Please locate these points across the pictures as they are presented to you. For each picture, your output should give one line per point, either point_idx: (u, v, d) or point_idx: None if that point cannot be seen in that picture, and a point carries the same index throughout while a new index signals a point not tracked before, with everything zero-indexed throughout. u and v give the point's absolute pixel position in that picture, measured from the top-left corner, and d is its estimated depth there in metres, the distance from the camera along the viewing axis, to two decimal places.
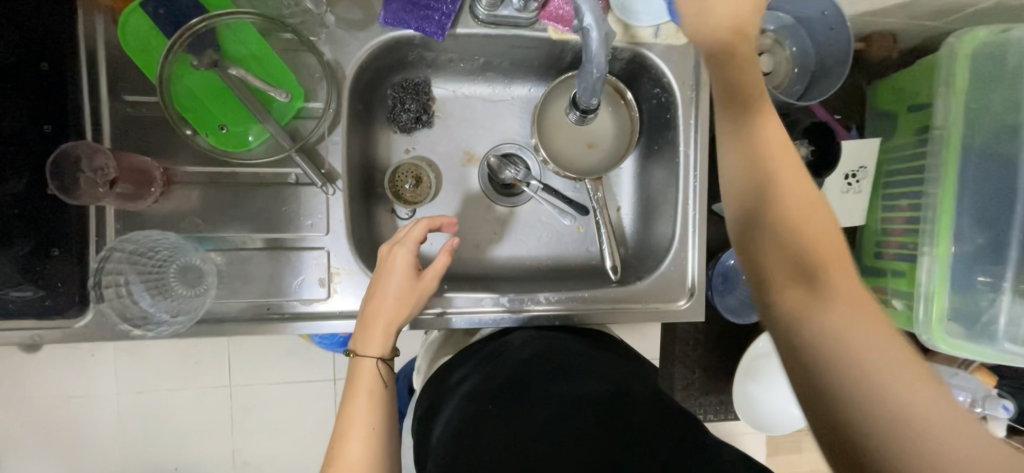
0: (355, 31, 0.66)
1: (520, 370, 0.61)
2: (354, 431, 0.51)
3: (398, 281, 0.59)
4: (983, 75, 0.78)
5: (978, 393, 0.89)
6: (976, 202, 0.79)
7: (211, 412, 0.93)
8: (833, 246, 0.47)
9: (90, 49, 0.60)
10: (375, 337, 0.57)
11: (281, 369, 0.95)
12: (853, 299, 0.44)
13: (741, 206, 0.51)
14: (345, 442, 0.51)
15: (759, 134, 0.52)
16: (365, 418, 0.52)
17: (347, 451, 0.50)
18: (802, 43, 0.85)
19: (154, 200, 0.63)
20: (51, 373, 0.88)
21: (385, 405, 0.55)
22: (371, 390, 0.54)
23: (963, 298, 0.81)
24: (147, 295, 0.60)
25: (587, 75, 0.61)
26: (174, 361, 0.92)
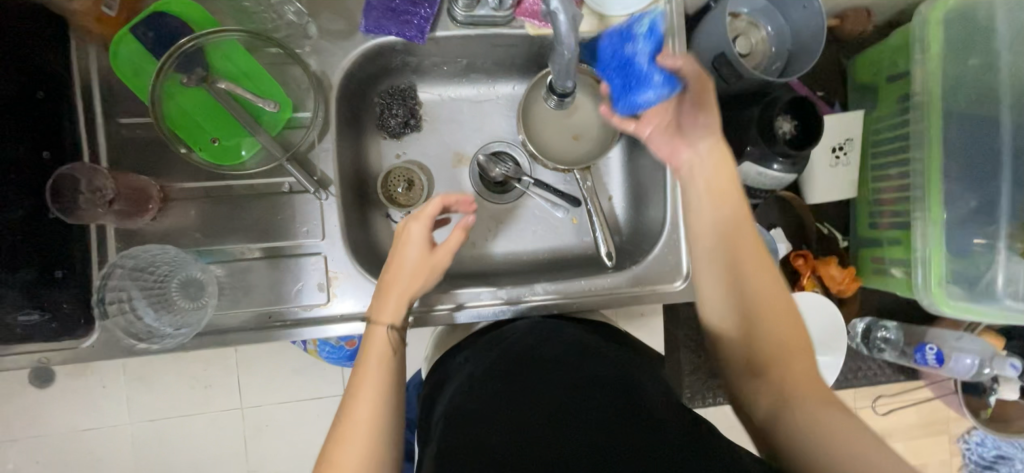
0: (339, 41, 0.68)
1: (525, 354, 0.62)
2: (363, 394, 0.53)
3: (413, 253, 0.62)
4: (959, 38, 0.79)
5: (985, 354, 0.89)
6: (965, 163, 0.79)
7: (223, 435, 0.93)
8: (797, 341, 0.54)
9: (84, 77, 0.62)
10: (391, 303, 0.60)
11: (291, 388, 0.95)
12: (806, 386, 0.51)
13: (720, 315, 0.56)
14: (356, 402, 0.53)
15: (730, 231, 0.57)
16: (376, 384, 0.54)
17: (355, 412, 0.52)
18: (776, 23, 0.87)
19: (152, 218, 0.65)
20: (64, 406, 0.89)
21: (395, 373, 0.56)
22: (383, 357, 0.56)
23: (961, 260, 0.80)
24: (150, 310, 0.61)
25: (559, 59, 0.59)
26: (183, 387, 0.92)
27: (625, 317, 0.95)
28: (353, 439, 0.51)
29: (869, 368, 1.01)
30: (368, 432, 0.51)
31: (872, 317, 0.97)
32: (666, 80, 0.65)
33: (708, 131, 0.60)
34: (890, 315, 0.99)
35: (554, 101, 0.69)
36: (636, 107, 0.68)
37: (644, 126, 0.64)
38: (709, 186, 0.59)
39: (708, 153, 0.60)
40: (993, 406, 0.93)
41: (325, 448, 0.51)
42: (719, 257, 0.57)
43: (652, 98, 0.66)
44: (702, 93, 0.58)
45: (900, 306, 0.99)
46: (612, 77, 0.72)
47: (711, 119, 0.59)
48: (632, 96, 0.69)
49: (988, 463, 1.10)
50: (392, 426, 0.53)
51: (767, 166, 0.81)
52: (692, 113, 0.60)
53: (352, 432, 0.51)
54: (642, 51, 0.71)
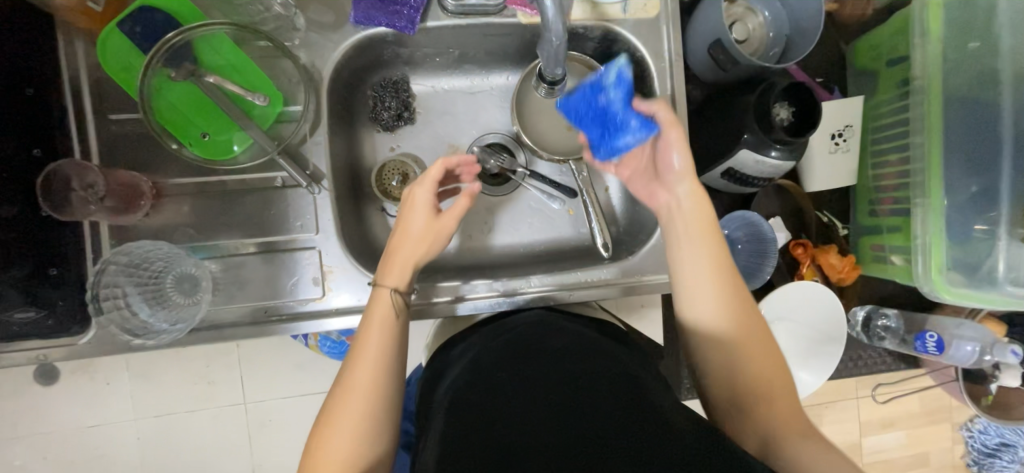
0: (328, 33, 0.67)
1: (527, 345, 0.63)
2: (364, 360, 0.55)
3: (420, 217, 0.62)
4: (960, 20, 0.77)
5: (984, 341, 0.88)
6: (965, 149, 0.78)
7: (227, 431, 0.94)
8: (769, 351, 0.58)
9: (71, 73, 0.61)
10: (396, 269, 0.61)
11: (293, 384, 0.95)
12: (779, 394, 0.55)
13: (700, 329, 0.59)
14: (357, 366, 0.54)
15: (711, 267, 0.59)
16: (378, 350, 0.55)
17: (355, 376, 0.54)
18: (773, 8, 0.86)
19: (145, 214, 0.65)
20: (67, 404, 0.89)
21: (396, 340, 0.57)
22: (385, 321, 0.57)
23: (960, 247, 0.79)
24: (146, 306, 0.61)
25: (547, 45, 0.57)
26: (186, 384, 0.92)
27: (624, 308, 0.95)
28: (353, 403, 0.52)
29: (870, 357, 1.00)
30: (368, 397, 0.53)
31: (872, 305, 0.97)
32: (643, 124, 0.62)
33: (684, 174, 0.62)
34: (890, 303, 0.98)
35: (545, 89, 0.68)
36: (615, 150, 0.64)
37: (624, 170, 0.65)
38: (689, 234, 0.60)
39: (687, 201, 0.62)
40: (993, 392, 0.93)
41: (325, 408, 0.53)
42: (701, 302, 0.59)
43: (631, 143, 0.63)
44: (676, 135, 0.61)
45: (901, 294, 0.98)
46: (587, 126, 0.66)
47: (683, 161, 0.62)
48: (612, 142, 0.64)
49: (991, 450, 1.10)
50: (392, 392, 0.55)
51: (765, 155, 0.78)
52: (667, 158, 0.62)
53: (352, 396, 0.53)
54: (616, 100, 0.62)
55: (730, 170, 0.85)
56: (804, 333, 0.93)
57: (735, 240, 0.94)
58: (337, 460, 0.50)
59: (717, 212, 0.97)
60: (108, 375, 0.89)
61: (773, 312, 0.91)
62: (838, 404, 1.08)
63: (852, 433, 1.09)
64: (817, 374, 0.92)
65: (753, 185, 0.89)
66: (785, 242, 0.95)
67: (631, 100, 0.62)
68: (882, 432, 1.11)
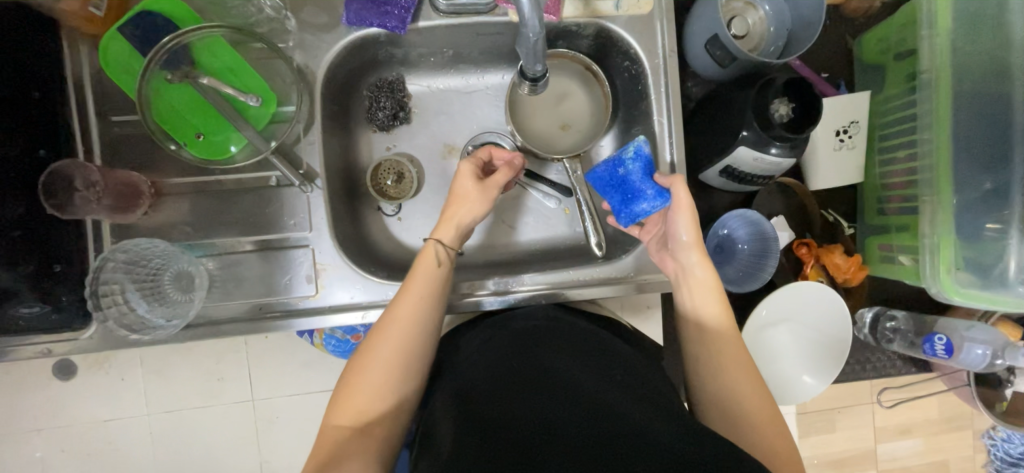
0: (322, 34, 0.68)
1: (538, 333, 0.66)
2: (405, 304, 0.61)
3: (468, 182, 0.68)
4: (968, 12, 0.74)
5: (996, 344, 0.85)
6: (976, 147, 0.75)
7: (235, 427, 0.95)
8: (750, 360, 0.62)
9: (75, 77, 0.63)
10: (444, 225, 0.67)
11: (300, 382, 0.96)
12: (754, 395, 0.60)
13: (696, 324, 0.66)
14: (398, 306, 0.61)
15: (712, 276, 0.67)
16: (419, 297, 0.62)
17: (395, 318, 0.60)
18: (774, 2, 0.84)
19: (144, 212, 0.67)
20: (82, 398, 0.92)
21: (437, 290, 0.64)
22: (428, 269, 0.63)
23: (970, 248, 0.76)
24: (143, 302, 0.63)
25: (525, 40, 0.56)
26: (196, 380, 0.94)
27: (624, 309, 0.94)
28: (389, 343, 0.59)
29: (879, 360, 0.97)
30: (401, 339, 0.59)
31: (879, 307, 0.94)
32: (659, 193, 0.70)
33: (690, 245, 0.68)
34: (897, 304, 0.96)
35: (528, 86, 0.66)
36: (636, 215, 0.72)
37: (646, 232, 0.74)
38: (693, 299, 0.67)
39: (697, 270, 0.67)
40: (1008, 399, 0.89)
41: (362, 345, 0.60)
42: (702, 302, 0.66)
43: (648, 209, 0.71)
44: (682, 208, 0.68)
45: (910, 295, 0.96)
46: (609, 193, 0.74)
47: (690, 234, 0.68)
48: (630, 208, 0.72)
49: (1014, 459, 1.06)
50: (423, 342, 0.61)
51: (765, 151, 0.76)
52: (675, 230, 0.69)
53: (389, 338, 0.59)
54: (634, 172, 0.71)
55: (729, 168, 0.83)
56: (808, 335, 0.91)
57: (737, 241, 0.93)
58: (368, 388, 0.57)
59: (719, 211, 0.95)
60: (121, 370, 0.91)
61: (775, 313, 0.89)
62: (850, 410, 1.05)
63: (865, 440, 1.06)
64: (820, 376, 0.89)
65: (753, 183, 0.87)
66: (789, 241, 0.93)
67: (650, 173, 0.71)
68: (895, 438, 1.07)
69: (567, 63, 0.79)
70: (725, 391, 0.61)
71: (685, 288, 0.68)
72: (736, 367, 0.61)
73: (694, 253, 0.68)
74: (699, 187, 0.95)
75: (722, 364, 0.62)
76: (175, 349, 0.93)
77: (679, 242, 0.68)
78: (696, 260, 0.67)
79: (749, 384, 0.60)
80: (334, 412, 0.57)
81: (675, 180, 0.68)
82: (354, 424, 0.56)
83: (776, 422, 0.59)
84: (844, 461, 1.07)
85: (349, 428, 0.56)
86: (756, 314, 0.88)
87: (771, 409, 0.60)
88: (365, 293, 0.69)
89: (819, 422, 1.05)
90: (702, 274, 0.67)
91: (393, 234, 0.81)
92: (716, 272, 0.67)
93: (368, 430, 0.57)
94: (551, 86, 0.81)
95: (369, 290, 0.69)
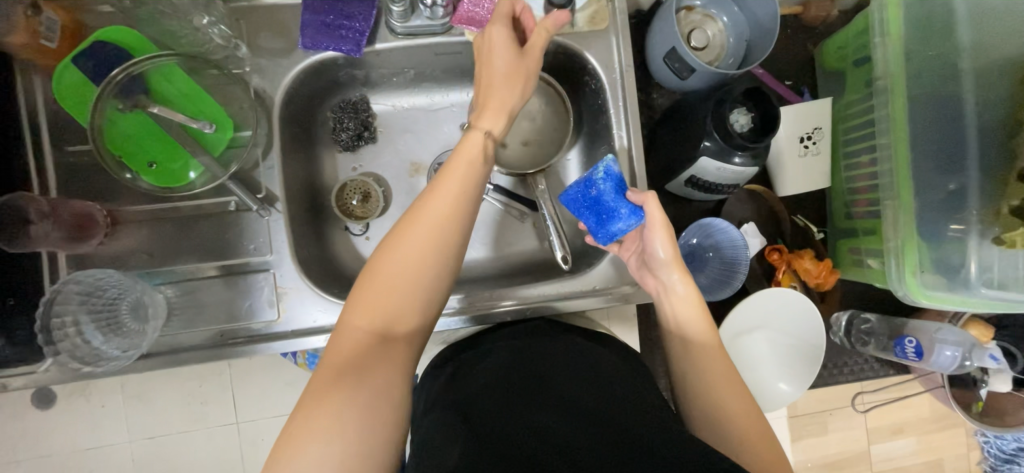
0: (279, 59, 0.68)
1: (530, 353, 0.66)
2: (441, 195, 0.55)
3: (504, 56, 0.62)
4: (918, 19, 0.76)
5: (965, 346, 0.85)
6: (935, 150, 0.75)
7: (220, 453, 0.89)
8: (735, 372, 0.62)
9: (30, 110, 0.63)
10: (490, 111, 0.61)
11: (286, 402, 0.91)
12: (741, 407, 0.59)
13: (681, 339, 0.65)
14: (433, 197, 0.55)
15: (694, 291, 0.67)
16: (457, 188, 0.56)
17: (430, 209, 0.55)
18: (732, 12, 0.85)
19: (101, 241, 0.66)
20: (59, 430, 0.86)
21: (476, 179, 0.58)
22: (474, 158, 0.58)
23: (934, 249, 0.76)
24: (98, 334, 0.62)
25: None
26: (179, 402, 0.88)
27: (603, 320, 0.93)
28: (422, 237, 0.53)
29: (857, 363, 0.97)
30: (435, 232, 0.54)
31: (853, 310, 0.94)
32: (633, 211, 0.69)
33: (668, 263, 0.67)
34: (869, 307, 0.96)
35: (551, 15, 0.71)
36: (613, 233, 0.71)
37: (625, 250, 0.74)
38: (676, 316, 0.67)
39: (678, 286, 0.67)
40: (982, 399, 0.90)
41: (387, 238, 0.54)
42: (688, 317, 0.66)
43: (624, 228, 0.69)
44: (658, 222, 0.66)
45: (882, 297, 0.96)
46: (585, 214, 0.72)
47: (667, 252, 0.67)
48: (607, 227, 0.71)
49: (1008, 456, 1.05)
50: (456, 240, 0.55)
51: (728, 161, 0.77)
52: (651, 244, 0.68)
53: (422, 231, 0.54)
54: (606, 191, 0.68)
55: (694, 177, 0.84)
56: (784, 341, 0.90)
57: (706, 249, 0.93)
58: (395, 284, 0.52)
59: (690, 219, 0.96)
60: (101, 396, 0.86)
61: (748, 321, 0.89)
62: (841, 412, 1.03)
63: (857, 442, 1.05)
64: (795, 383, 0.89)
65: (720, 192, 0.87)
66: (761, 247, 0.92)
67: (621, 191, 0.69)
68: (885, 439, 1.06)
69: None
70: (713, 403, 0.60)
71: (670, 303, 0.68)
72: (719, 378, 0.61)
73: (674, 268, 0.67)
74: (669, 197, 0.95)
75: (710, 376, 0.61)
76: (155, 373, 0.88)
77: (659, 258, 0.68)
78: (680, 277, 0.67)
79: (739, 401, 0.60)
80: (357, 310, 0.52)
81: (647, 198, 0.67)
82: (378, 323, 0.52)
83: (764, 433, 0.58)
84: (837, 464, 1.05)
85: (371, 329, 0.51)
86: (728, 323, 0.88)
87: (759, 419, 0.59)
88: (328, 315, 0.69)
89: (808, 426, 1.04)
90: (686, 290, 0.67)
91: (362, 255, 0.81)
92: (696, 286, 0.67)
93: (392, 335, 0.52)
94: None
95: (332, 311, 0.69)
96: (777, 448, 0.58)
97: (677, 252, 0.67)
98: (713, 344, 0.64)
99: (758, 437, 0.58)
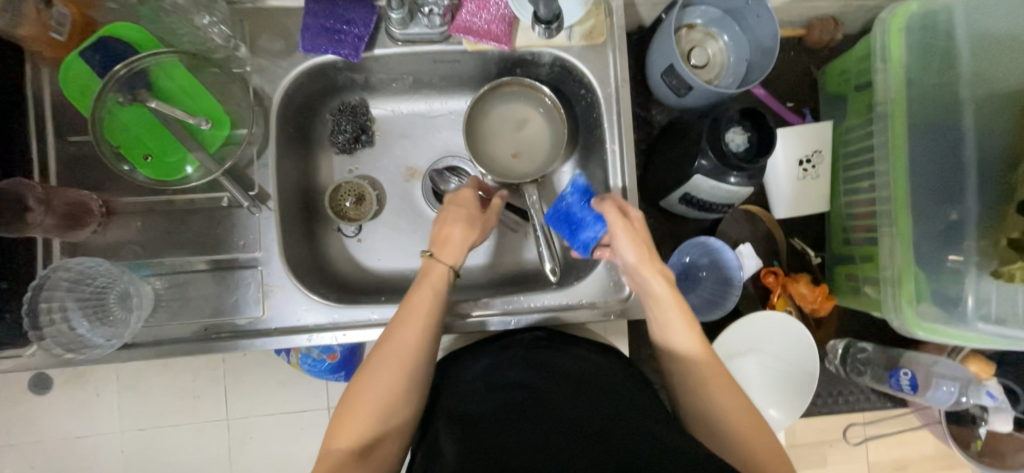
0: (279, 60, 0.70)
1: (521, 369, 0.64)
2: (406, 327, 0.59)
3: (468, 210, 0.68)
4: (919, 46, 0.75)
5: (963, 381, 0.84)
6: (933, 179, 0.74)
7: (208, 449, 0.89)
8: (723, 376, 0.59)
9: (37, 102, 0.66)
10: (452, 249, 0.65)
11: (277, 401, 0.90)
12: (734, 410, 0.57)
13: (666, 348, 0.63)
14: (398, 331, 0.59)
15: (671, 295, 0.62)
16: (422, 318, 0.60)
17: (397, 340, 0.59)
18: (733, 32, 0.85)
19: (94, 230, 0.68)
20: (50, 417, 0.85)
21: (438, 308, 0.62)
22: (434, 289, 0.62)
23: (933, 279, 0.74)
24: (85, 322, 0.63)
25: None
26: (171, 395, 0.88)
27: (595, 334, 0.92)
28: (387, 365, 0.57)
29: (852, 394, 0.95)
30: (399, 360, 0.58)
31: (850, 338, 0.92)
32: (597, 219, 0.67)
33: (634, 265, 0.63)
34: (867, 336, 0.94)
35: (542, 30, 0.68)
36: (585, 246, 0.69)
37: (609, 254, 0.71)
38: (655, 318, 0.63)
39: (651, 287, 0.63)
40: (982, 438, 0.88)
41: (360, 369, 0.59)
42: (671, 326, 0.62)
43: (594, 236, 0.67)
44: (620, 225, 0.64)
45: (881, 325, 0.94)
46: (558, 228, 0.72)
47: (632, 254, 0.63)
48: (578, 238, 0.69)
49: None
50: (422, 362, 0.59)
51: (723, 180, 0.76)
52: (617, 248, 0.64)
53: (388, 360, 0.58)
54: (574, 203, 0.69)
55: (688, 195, 0.83)
56: (778, 366, 0.88)
57: (699, 268, 0.92)
58: (364, 416, 0.56)
59: (685, 238, 0.95)
60: (94, 384, 0.87)
61: (742, 343, 0.88)
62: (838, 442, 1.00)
63: None
64: (788, 408, 0.87)
65: (715, 211, 0.86)
66: (756, 270, 0.91)
67: (587, 201, 0.69)
68: None
69: (526, 91, 0.79)
70: (705, 409, 0.59)
71: (648, 306, 0.64)
72: (706, 384, 0.59)
73: (641, 269, 0.63)
74: (665, 214, 0.95)
75: (700, 384, 0.59)
76: (150, 364, 0.88)
77: (626, 262, 0.64)
78: (652, 277, 0.62)
79: (742, 418, 0.57)
80: (336, 432, 0.56)
81: (606, 207, 0.65)
82: (356, 443, 0.55)
83: (760, 431, 0.57)
84: None
85: (348, 449, 0.55)
86: (721, 344, 0.87)
87: (756, 420, 0.57)
88: (312, 314, 0.69)
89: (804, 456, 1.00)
90: (660, 291, 0.62)
91: (353, 256, 0.81)
92: (674, 284, 0.62)
93: (368, 454, 0.55)
94: (510, 114, 0.81)
95: (316, 310, 0.69)
96: (777, 446, 0.56)
97: (647, 254, 0.63)
98: (697, 351, 0.60)
99: (754, 436, 0.56)
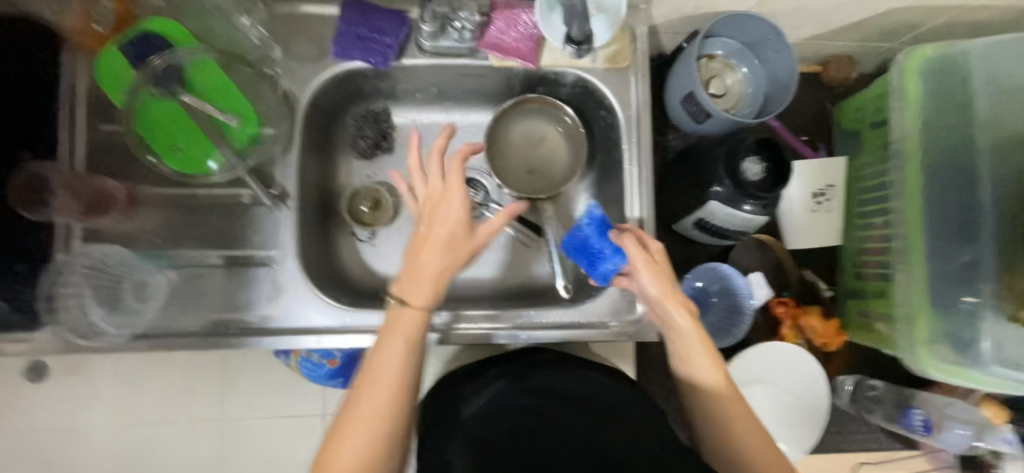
0: (309, 64, 0.72)
1: (532, 395, 0.62)
2: (376, 386, 0.55)
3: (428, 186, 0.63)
4: (935, 87, 0.76)
5: (977, 426, 0.83)
6: (947, 219, 0.74)
7: (199, 449, 0.87)
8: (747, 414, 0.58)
9: (72, 90, 0.67)
10: (422, 287, 0.58)
11: (273, 405, 0.89)
12: (760, 452, 0.57)
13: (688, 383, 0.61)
14: (367, 392, 0.55)
15: (694, 329, 0.61)
16: (386, 383, 0.55)
17: (367, 399, 0.54)
18: (752, 64, 0.87)
19: (117, 218, 0.68)
20: (47, 405, 0.85)
21: (408, 364, 0.56)
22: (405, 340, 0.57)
23: (946, 320, 0.74)
24: (99, 308, 0.63)
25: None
26: (166, 392, 0.87)
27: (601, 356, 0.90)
28: (360, 429, 0.54)
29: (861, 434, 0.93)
30: (371, 424, 0.54)
31: (860, 375, 0.92)
32: (616, 250, 0.69)
33: (658, 299, 0.62)
34: (876, 374, 0.93)
35: (572, 50, 0.70)
36: (603, 277, 0.71)
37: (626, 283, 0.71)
38: (676, 351, 0.62)
39: (674, 320, 0.62)
40: None
41: (335, 426, 0.55)
42: (694, 361, 0.60)
43: (613, 268, 0.69)
44: (641, 260, 0.63)
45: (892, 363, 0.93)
46: (576, 257, 0.73)
47: (656, 287, 0.62)
48: (596, 269, 0.71)
49: None
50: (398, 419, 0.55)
51: (737, 208, 0.77)
52: (640, 280, 0.64)
53: (360, 421, 0.54)
54: (590, 234, 0.71)
55: (701, 220, 0.84)
56: (787, 398, 0.86)
57: (709, 294, 0.91)
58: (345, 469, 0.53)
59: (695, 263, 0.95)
60: (91, 375, 0.86)
61: (750, 371, 0.86)
62: None
63: None
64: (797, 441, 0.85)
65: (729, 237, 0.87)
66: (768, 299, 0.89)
67: (604, 232, 0.70)
68: None
69: (547, 109, 0.81)
70: (731, 448, 0.58)
71: (668, 339, 0.63)
72: (731, 422, 0.58)
73: (665, 302, 0.62)
74: (677, 238, 0.95)
75: (726, 422, 0.58)
76: (149, 358, 0.87)
77: (648, 295, 0.63)
78: (673, 309, 0.61)
79: (765, 459, 0.57)
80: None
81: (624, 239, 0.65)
82: None
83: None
84: None
85: None
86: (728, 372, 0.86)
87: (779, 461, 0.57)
88: (323, 316, 0.69)
89: None
90: (684, 324, 0.61)
91: (365, 261, 0.81)
92: (696, 317, 0.62)
93: None
94: (530, 131, 0.82)
95: (325, 312, 0.69)
96: None
97: (669, 288, 0.62)
98: (721, 387, 0.59)
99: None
